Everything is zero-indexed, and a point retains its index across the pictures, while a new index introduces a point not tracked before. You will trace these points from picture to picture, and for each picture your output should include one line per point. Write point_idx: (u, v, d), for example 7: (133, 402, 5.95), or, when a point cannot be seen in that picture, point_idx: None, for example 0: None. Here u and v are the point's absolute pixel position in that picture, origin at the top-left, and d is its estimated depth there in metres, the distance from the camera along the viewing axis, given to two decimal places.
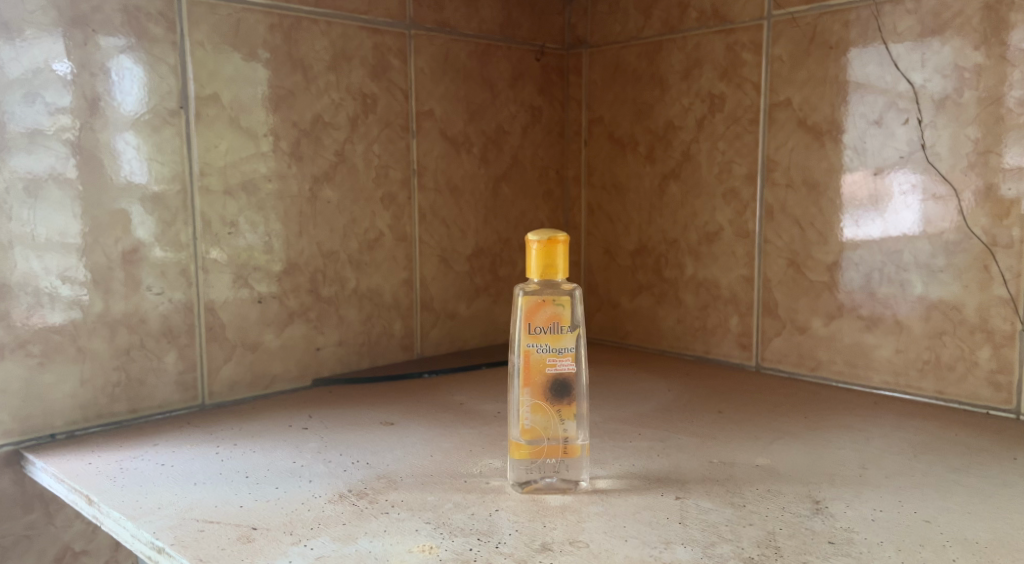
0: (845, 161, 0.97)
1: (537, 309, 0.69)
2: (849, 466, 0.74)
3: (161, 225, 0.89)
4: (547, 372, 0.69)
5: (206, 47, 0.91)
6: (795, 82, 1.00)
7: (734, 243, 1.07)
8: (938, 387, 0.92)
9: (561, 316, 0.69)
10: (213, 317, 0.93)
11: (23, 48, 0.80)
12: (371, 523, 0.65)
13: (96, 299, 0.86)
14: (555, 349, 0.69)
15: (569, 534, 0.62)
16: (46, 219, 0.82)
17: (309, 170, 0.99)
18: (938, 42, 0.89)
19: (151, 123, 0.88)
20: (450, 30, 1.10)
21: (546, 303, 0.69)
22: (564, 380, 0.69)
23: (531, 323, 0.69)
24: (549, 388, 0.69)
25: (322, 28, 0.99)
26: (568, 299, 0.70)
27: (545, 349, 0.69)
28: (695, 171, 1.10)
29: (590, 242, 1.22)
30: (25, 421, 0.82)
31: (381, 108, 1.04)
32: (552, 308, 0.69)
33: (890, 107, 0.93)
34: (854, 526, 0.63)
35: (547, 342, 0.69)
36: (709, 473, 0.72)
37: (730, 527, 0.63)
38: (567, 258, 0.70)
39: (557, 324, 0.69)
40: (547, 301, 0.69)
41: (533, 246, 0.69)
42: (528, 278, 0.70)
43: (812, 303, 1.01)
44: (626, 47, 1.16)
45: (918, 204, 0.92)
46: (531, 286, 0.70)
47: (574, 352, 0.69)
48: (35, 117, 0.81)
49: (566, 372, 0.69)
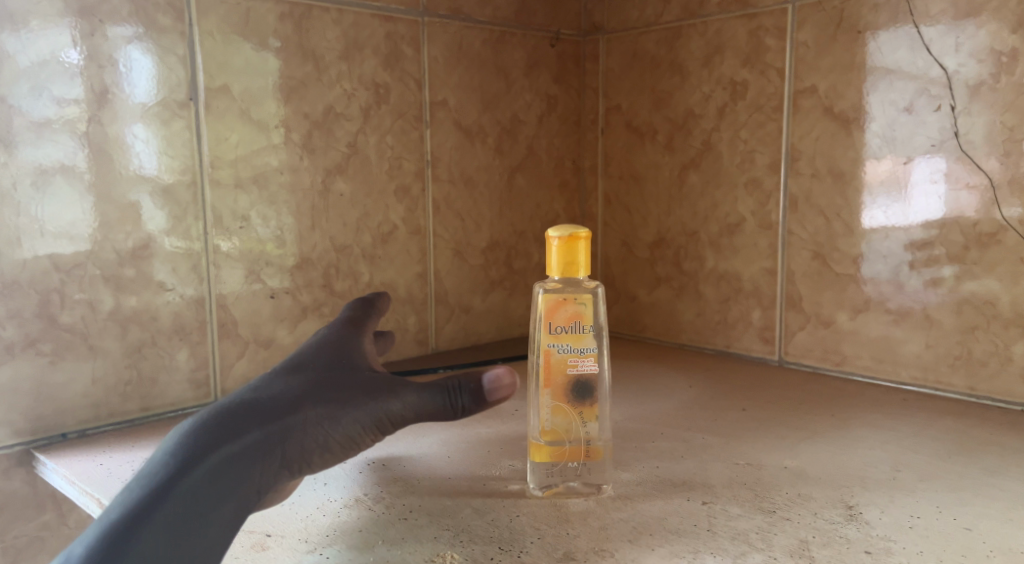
0: (873, 149, 0.94)
1: (558, 307, 0.68)
2: (881, 469, 0.71)
3: (171, 220, 0.87)
4: (569, 372, 0.67)
5: (215, 37, 0.88)
6: (821, 68, 0.97)
7: (757, 235, 1.04)
8: (969, 383, 0.90)
9: (583, 315, 0.67)
10: (225, 313, 0.91)
11: (29, 39, 0.78)
12: (388, 530, 0.63)
13: (106, 296, 0.84)
14: (576, 349, 0.67)
15: (593, 543, 0.60)
16: (55, 214, 0.80)
17: (322, 162, 0.97)
18: (973, 25, 0.86)
19: (160, 116, 0.86)
20: (464, 17, 1.07)
21: (567, 301, 0.68)
22: (587, 381, 0.67)
23: (551, 323, 0.67)
24: (571, 390, 0.67)
25: (334, 16, 0.96)
26: (590, 297, 0.68)
27: (566, 349, 0.67)
28: (717, 161, 1.07)
29: (607, 234, 1.20)
30: (36, 421, 0.81)
31: (395, 98, 1.02)
32: (574, 307, 0.67)
33: (921, 94, 0.90)
34: (891, 535, 0.61)
35: (568, 341, 0.67)
36: (736, 475, 0.70)
37: (761, 535, 0.61)
38: (588, 254, 0.68)
39: (579, 323, 0.67)
40: (568, 299, 0.68)
41: (553, 243, 0.67)
42: (548, 276, 0.68)
43: (838, 296, 0.98)
44: (645, 33, 1.13)
45: (946, 193, 0.89)
46: (552, 284, 0.69)
47: (596, 352, 0.68)
48: (42, 109, 0.79)
49: (588, 372, 0.67)
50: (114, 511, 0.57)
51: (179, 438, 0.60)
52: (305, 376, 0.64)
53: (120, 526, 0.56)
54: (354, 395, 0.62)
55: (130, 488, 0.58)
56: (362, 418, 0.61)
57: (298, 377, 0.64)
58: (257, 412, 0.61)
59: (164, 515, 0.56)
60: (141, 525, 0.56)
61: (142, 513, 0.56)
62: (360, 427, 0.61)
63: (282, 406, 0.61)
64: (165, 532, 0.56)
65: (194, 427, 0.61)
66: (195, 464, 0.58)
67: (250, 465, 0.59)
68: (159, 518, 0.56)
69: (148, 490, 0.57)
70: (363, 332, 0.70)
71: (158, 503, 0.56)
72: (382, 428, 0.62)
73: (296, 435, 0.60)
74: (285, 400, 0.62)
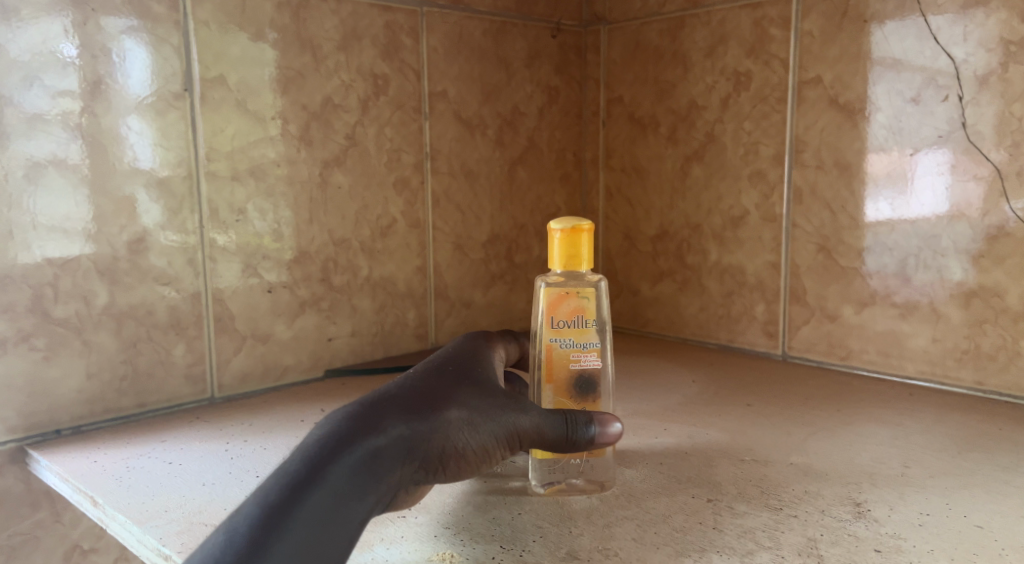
0: (879, 141, 0.92)
1: (561, 301, 0.66)
2: (890, 465, 0.70)
3: (167, 214, 0.86)
4: (571, 368, 0.66)
5: (211, 27, 0.87)
6: (826, 58, 0.95)
7: (761, 228, 1.03)
8: (977, 377, 0.88)
9: (586, 309, 0.66)
10: (221, 308, 0.90)
11: (21, 28, 0.77)
12: (387, 528, 0.61)
13: (101, 290, 0.82)
14: (579, 343, 0.66)
15: (597, 541, 0.59)
16: (48, 207, 0.79)
17: (320, 154, 0.95)
18: (981, 14, 0.85)
19: (155, 107, 0.84)
20: (464, 7, 1.05)
21: (570, 295, 0.66)
22: (589, 377, 0.66)
23: (554, 316, 0.66)
24: (573, 386, 0.66)
25: (332, 6, 0.95)
26: (593, 291, 0.67)
27: (568, 343, 0.66)
28: (720, 153, 1.05)
29: (609, 228, 1.18)
30: (30, 417, 0.80)
31: (393, 89, 1.00)
32: (576, 301, 0.66)
33: (928, 84, 0.88)
34: (902, 533, 0.59)
35: (570, 336, 0.66)
36: (742, 472, 0.69)
37: (769, 532, 0.60)
38: (592, 247, 0.66)
39: (581, 317, 0.66)
40: (571, 293, 0.66)
41: (556, 236, 0.66)
42: (550, 269, 0.67)
43: (843, 289, 0.97)
44: (647, 24, 1.11)
45: (954, 185, 0.88)
46: (555, 278, 0.67)
47: (598, 347, 0.66)
48: (35, 101, 0.78)
49: (590, 368, 0.66)
50: (264, 496, 0.52)
51: (326, 425, 0.56)
52: (443, 380, 0.62)
53: (272, 510, 0.52)
54: (496, 409, 0.60)
55: (278, 470, 0.54)
56: (498, 432, 0.60)
57: (438, 379, 0.62)
58: (400, 409, 0.58)
59: (317, 504, 0.52)
60: (290, 514, 0.52)
61: (295, 499, 0.52)
62: (495, 440, 0.60)
63: (429, 405, 0.59)
64: (317, 522, 0.52)
65: (339, 415, 0.57)
66: (347, 452, 0.55)
67: (396, 464, 0.56)
68: (310, 505, 0.52)
69: (299, 475, 0.53)
70: (484, 351, 0.69)
71: (312, 490, 0.53)
72: (512, 444, 0.60)
73: (438, 440, 0.58)
74: (429, 401, 0.59)
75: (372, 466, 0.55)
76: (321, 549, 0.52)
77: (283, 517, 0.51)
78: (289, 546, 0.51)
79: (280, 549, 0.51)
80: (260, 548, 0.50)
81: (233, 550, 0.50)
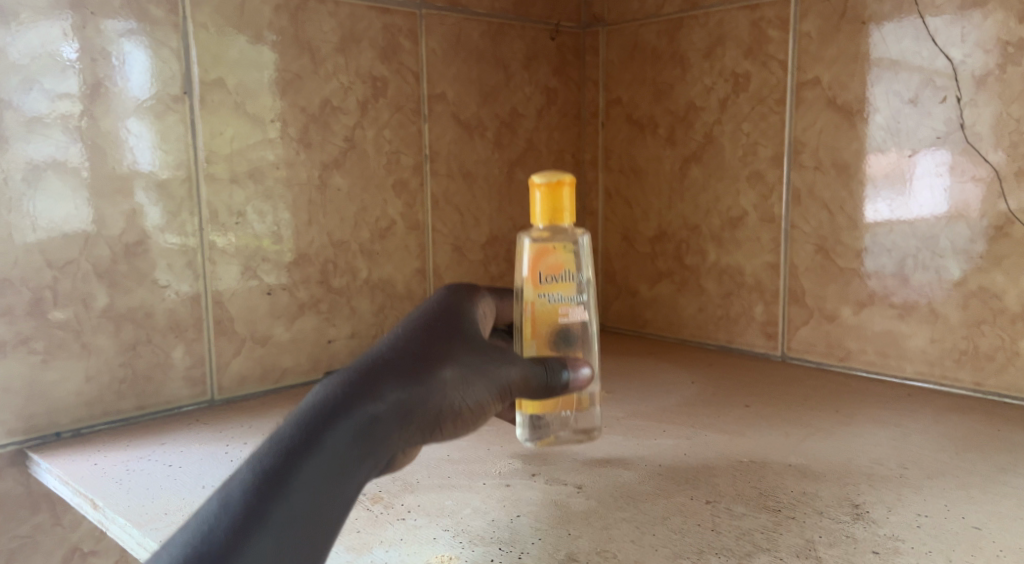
0: (877, 141, 0.92)
1: (547, 257, 0.67)
2: (888, 466, 0.70)
3: (166, 216, 0.86)
4: (560, 321, 0.67)
5: (209, 29, 0.87)
6: (824, 59, 0.95)
7: (759, 229, 1.03)
8: (975, 378, 0.89)
9: (571, 264, 0.67)
10: (220, 310, 0.90)
11: (20, 32, 0.77)
12: (386, 530, 0.62)
13: (100, 293, 0.83)
14: (566, 297, 0.67)
15: (595, 543, 0.59)
16: (47, 210, 0.79)
17: (318, 157, 0.95)
18: (979, 15, 0.85)
19: (154, 110, 0.84)
20: (462, 9, 1.06)
21: (556, 250, 0.67)
22: (577, 330, 0.67)
23: (541, 271, 0.67)
24: (562, 339, 0.67)
25: (330, 8, 0.95)
26: (577, 246, 0.68)
27: (556, 298, 0.67)
28: (718, 154, 1.06)
29: (608, 229, 1.18)
30: (29, 420, 0.80)
31: (392, 91, 1.00)
32: (562, 256, 0.67)
33: (926, 85, 0.88)
34: (899, 534, 0.60)
35: (558, 290, 0.67)
36: (741, 473, 0.69)
37: (767, 534, 0.60)
38: (573, 201, 0.68)
39: (567, 272, 0.67)
40: (557, 248, 0.67)
41: (539, 190, 0.67)
42: (534, 224, 0.68)
43: (842, 290, 0.97)
44: (646, 25, 1.11)
45: (952, 185, 0.88)
46: (538, 233, 0.68)
47: (584, 302, 0.68)
48: (34, 104, 0.78)
49: (578, 321, 0.67)
50: (257, 466, 0.53)
51: (322, 388, 0.55)
52: (445, 333, 0.59)
53: (270, 480, 0.52)
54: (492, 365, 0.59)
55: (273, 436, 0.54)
56: (492, 387, 0.58)
57: (437, 332, 0.59)
58: (398, 371, 0.56)
59: (314, 473, 0.53)
60: (284, 483, 0.52)
61: (286, 469, 0.52)
62: (491, 395, 0.58)
63: (424, 363, 0.57)
64: (315, 491, 0.53)
65: (336, 377, 0.56)
66: (343, 420, 0.54)
67: (392, 428, 0.55)
68: (307, 474, 0.53)
69: (295, 444, 0.53)
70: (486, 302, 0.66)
71: (305, 459, 0.53)
72: (506, 395, 0.59)
73: (435, 402, 0.56)
74: (425, 358, 0.57)
75: (367, 433, 0.54)
76: (314, 515, 0.53)
77: (280, 487, 0.52)
78: (282, 514, 0.52)
79: (279, 520, 0.52)
80: (260, 518, 0.51)
81: (227, 520, 0.51)
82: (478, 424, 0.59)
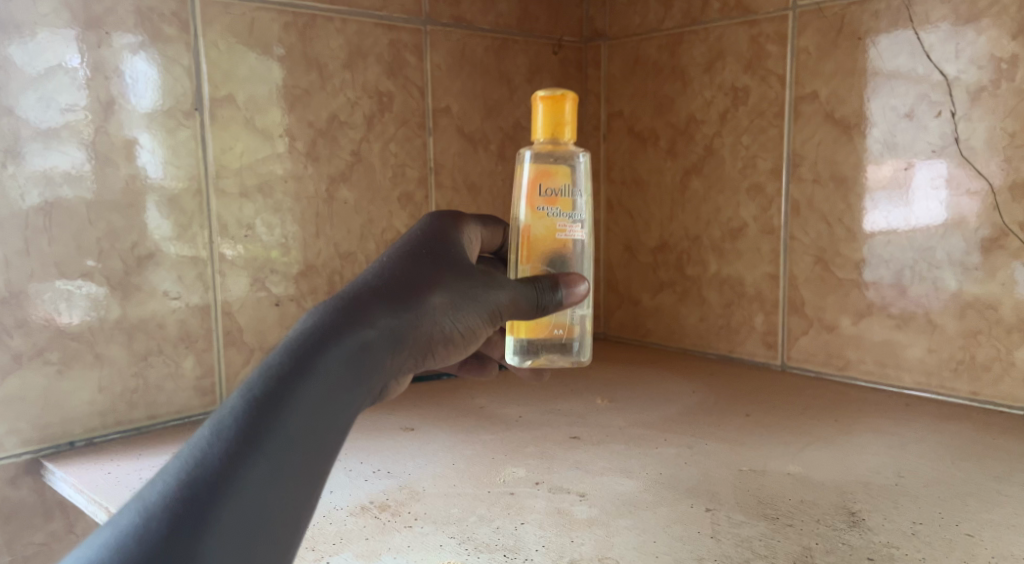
0: (874, 155, 0.94)
1: (550, 171, 0.68)
2: (884, 475, 0.72)
3: (177, 229, 0.88)
4: (558, 237, 0.68)
5: (220, 47, 0.89)
6: (822, 74, 0.97)
7: (759, 240, 1.04)
8: (972, 388, 0.90)
9: (573, 180, 0.68)
10: (230, 321, 0.92)
11: (36, 50, 0.79)
12: (394, 538, 0.63)
13: (113, 305, 0.84)
14: (566, 214, 0.68)
15: (597, 550, 0.61)
16: (61, 224, 0.81)
17: (326, 170, 0.97)
18: (973, 32, 0.87)
19: (166, 125, 0.86)
20: (466, 25, 1.07)
21: (558, 165, 0.68)
22: (574, 247, 0.68)
23: (543, 186, 0.68)
24: (559, 254, 0.68)
25: (338, 25, 0.97)
26: (579, 162, 0.69)
27: (556, 213, 0.68)
28: (718, 166, 1.07)
29: (610, 239, 1.20)
30: (43, 429, 0.81)
31: (398, 106, 1.02)
32: (565, 171, 0.68)
33: (922, 99, 0.90)
34: (894, 541, 0.61)
35: (559, 206, 0.68)
36: (741, 482, 0.71)
37: (765, 542, 0.61)
38: (574, 114, 0.69)
39: (569, 187, 0.68)
40: (559, 163, 0.68)
41: (541, 103, 0.68)
42: (536, 136, 0.69)
43: (841, 301, 0.98)
44: (647, 39, 1.13)
45: (948, 198, 0.89)
46: (539, 146, 0.69)
47: (583, 219, 0.69)
48: (50, 120, 0.80)
49: (576, 238, 0.68)
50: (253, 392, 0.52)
51: (313, 314, 0.55)
52: (431, 262, 0.60)
53: (269, 401, 0.51)
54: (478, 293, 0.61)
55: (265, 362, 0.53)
56: (480, 312, 0.61)
57: (423, 259, 0.60)
58: (389, 299, 0.57)
59: (311, 396, 0.52)
60: (284, 407, 0.51)
61: (284, 393, 0.52)
62: (477, 320, 0.61)
63: (413, 290, 0.58)
64: (313, 411, 0.52)
65: (325, 303, 0.56)
66: (336, 345, 0.54)
67: (385, 353, 0.56)
68: (305, 399, 0.52)
69: (290, 368, 0.52)
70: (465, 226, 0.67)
71: (302, 382, 0.52)
72: (493, 319, 0.62)
73: (424, 327, 0.58)
74: (415, 286, 0.58)
75: (362, 356, 0.55)
76: (313, 440, 0.52)
77: (277, 410, 0.51)
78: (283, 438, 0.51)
79: (278, 440, 0.51)
80: (257, 439, 0.50)
81: (224, 444, 0.50)
82: (463, 350, 0.61)
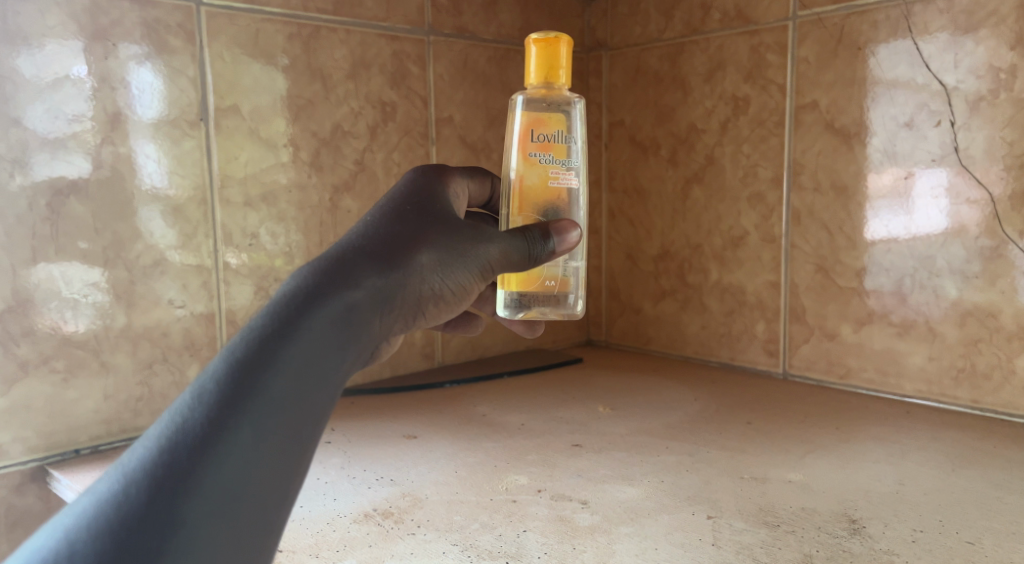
0: (874, 163, 0.95)
1: (541, 117, 0.69)
2: (885, 482, 0.72)
3: (182, 238, 0.88)
4: (550, 184, 0.68)
5: (224, 58, 0.90)
6: (822, 84, 0.98)
7: (760, 248, 1.05)
8: (972, 395, 0.91)
9: (565, 127, 0.69)
10: (234, 329, 0.93)
11: (43, 62, 0.80)
12: (397, 545, 0.64)
13: (119, 313, 0.85)
14: (558, 160, 0.69)
15: (598, 557, 0.61)
16: (67, 233, 0.82)
17: (330, 180, 0.98)
18: (972, 42, 0.87)
19: (171, 135, 0.87)
20: (469, 35, 1.08)
21: (550, 111, 0.69)
22: (566, 194, 0.69)
23: (535, 131, 0.69)
24: (551, 200, 0.68)
25: (341, 36, 0.97)
26: (571, 109, 0.70)
27: (548, 160, 0.68)
28: (719, 175, 1.08)
29: (612, 247, 1.21)
30: (49, 437, 0.82)
31: (401, 116, 1.03)
32: (556, 118, 0.69)
33: (921, 109, 0.91)
34: (895, 548, 0.62)
35: (551, 152, 0.69)
36: (742, 489, 0.71)
37: (766, 549, 0.62)
38: (568, 61, 0.70)
39: (561, 134, 0.69)
40: (551, 109, 0.69)
41: (534, 48, 0.69)
42: (529, 81, 0.69)
43: (842, 309, 0.99)
44: (648, 49, 1.14)
45: (948, 207, 0.90)
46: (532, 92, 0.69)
47: (574, 167, 0.69)
48: (57, 131, 0.81)
49: (568, 185, 0.69)
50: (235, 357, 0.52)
51: (297, 277, 0.55)
52: (418, 221, 0.60)
53: (251, 365, 0.51)
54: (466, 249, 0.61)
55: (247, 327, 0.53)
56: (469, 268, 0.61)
57: (410, 218, 0.60)
58: (374, 259, 0.57)
59: (296, 358, 0.52)
60: (268, 370, 0.51)
61: (268, 356, 0.52)
62: (467, 276, 0.61)
63: (399, 251, 0.58)
64: (298, 372, 0.52)
65: (310, 265, 0.56)
66: (321, 306, 0.54)
67: (373, 313, 0.56)
68: (290, 360, 0.52)
69: (274, 331, 0.52)
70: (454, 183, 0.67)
71: (287, 344, 0.52)
72: (483, 275, 0.62)
73: (413, 286, 0.58)
74: (401, 244, 0.58)
75: (349, 316, 0.55)
76: (300, 401, 0.52)
77: (260, 373, 0.51)
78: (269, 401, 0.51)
79: (261, 402, 0.51)
80: (240, 403, 0.50)
81: (209, 408, 0.50)
82: (454, 307, 0.61)
